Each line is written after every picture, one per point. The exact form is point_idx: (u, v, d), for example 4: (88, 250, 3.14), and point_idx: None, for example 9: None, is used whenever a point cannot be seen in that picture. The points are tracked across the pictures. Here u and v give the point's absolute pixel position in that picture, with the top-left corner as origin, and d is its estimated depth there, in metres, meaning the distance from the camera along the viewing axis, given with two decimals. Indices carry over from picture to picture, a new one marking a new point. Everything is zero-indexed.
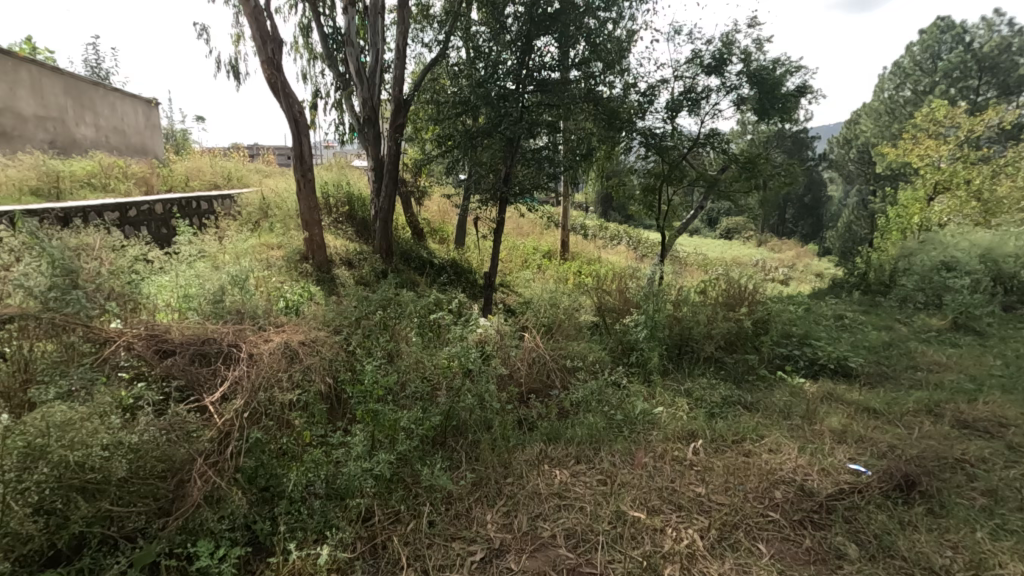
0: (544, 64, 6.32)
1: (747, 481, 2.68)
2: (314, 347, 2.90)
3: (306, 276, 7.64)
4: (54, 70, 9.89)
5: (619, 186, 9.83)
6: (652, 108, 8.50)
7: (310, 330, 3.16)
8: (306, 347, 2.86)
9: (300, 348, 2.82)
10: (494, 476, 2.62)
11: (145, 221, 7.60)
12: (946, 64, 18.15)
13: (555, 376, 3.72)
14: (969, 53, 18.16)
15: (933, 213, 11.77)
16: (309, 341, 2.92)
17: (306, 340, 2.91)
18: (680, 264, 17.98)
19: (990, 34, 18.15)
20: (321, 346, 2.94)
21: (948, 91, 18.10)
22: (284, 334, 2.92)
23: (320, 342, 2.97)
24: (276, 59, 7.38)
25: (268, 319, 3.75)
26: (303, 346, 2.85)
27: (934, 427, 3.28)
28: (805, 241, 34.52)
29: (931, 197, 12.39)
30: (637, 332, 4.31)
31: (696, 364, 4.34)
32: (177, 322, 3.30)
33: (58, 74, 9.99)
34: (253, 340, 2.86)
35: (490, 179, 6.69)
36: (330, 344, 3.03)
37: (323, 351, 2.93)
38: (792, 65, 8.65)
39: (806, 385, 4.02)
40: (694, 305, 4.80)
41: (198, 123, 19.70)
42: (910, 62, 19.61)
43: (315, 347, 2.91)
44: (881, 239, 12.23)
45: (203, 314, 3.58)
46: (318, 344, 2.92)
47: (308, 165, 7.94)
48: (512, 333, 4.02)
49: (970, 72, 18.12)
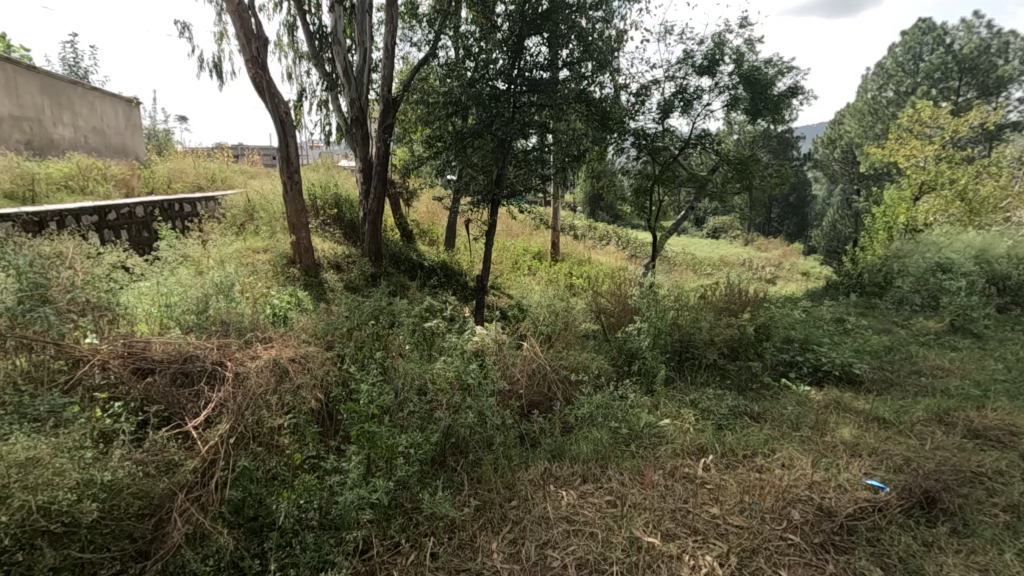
0: (536, 64, 6.18)
1: (762, 500, 2.57)
2: (307, 363, 2.71)
3: (294, 282, 7.44)
4: (30, 69, 9.57)
5: (609, 187, 9.73)
6: (644, 108, 8.42)
7: (300, 344, 3.00)
8: (298, 363, 2.67)
9: (291, 364, 2.63)
10: (498, 499, 2.48)
11: (125, 225, 7.37)
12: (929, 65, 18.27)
13: (556, 388, 3.57)
14: (950, 54, 18.31)
15: (919, 212, 11.92)
16: (302, 354, 2.73)
17: (299, 354, 2.72)
18: (669, 264, 17.97)
19: (970, 35, 18.37)
20: (314, 360, 2.75)
21: (930, 91, 18.23)
22: (273, 349, 2.72)
23: (313, 355, 2.78)
24: (261, 57, 7.17)
25: (254, 331, 3.58)
26: (296, 362, 2.67)
27: (946, 438, 3.19)
28: (790, 240, 34.76)
29: (917, 196, 12.41)
30: (638, 340, 4.16)
31: (697, 372, 4.22)
32: (157, 337, 3.13)
33: (34, 72, 9.67)
34: (241, 356, 2.68)
35: (480, 181, 6.67)
36: (324, 354, 2.86)
37: (317, 365, 2.74)
38: (784, 65, 8.57)
39: (812, 393, 3.93)
40: (693, 312, 4.70)
41: (182, 123, 19.44)
42: (892, 63, 19.79)
43: (308, 362, 2.72)
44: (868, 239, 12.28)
45: (186, 327, 3.42)
46: (310, 357, 2.73)
47: (294, 167, 7.73)
48: (511, 342, 3.88)
49: (951, 74, 18.27)
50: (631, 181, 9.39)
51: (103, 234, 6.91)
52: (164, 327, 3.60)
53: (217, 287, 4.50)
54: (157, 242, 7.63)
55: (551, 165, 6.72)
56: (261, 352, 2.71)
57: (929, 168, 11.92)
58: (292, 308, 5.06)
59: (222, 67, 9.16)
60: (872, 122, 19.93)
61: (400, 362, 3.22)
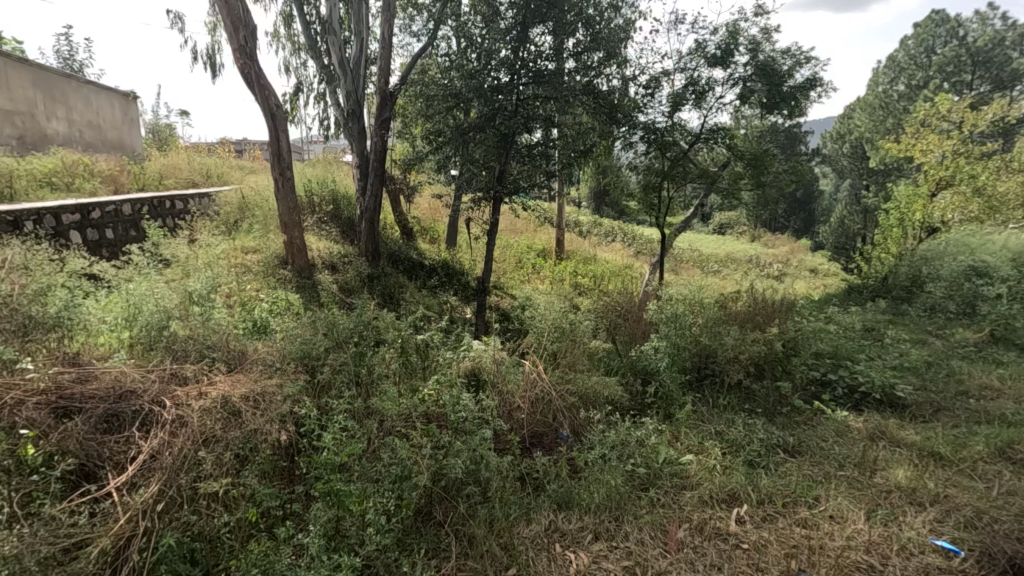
0: (541, 55, 5.70)
1: (812, 567, 2.12)
2: (266, 402, 2.24)
3: (285, 284, 7.02)
4: (21, 61, 9.17)
5: (616, 183, 9.28)
6: (653, 101, 7.96)
7: (265, 376, 2.56)
8: (255, 403, 2.21)
9: (245, 404, 2.18)
10: (492, 570, 2.05)
11: (110, 224, 6.95)
12: (941, 57, 17.55)
13: (562, 417, 3.13)
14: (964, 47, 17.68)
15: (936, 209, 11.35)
16: (260, 391, 2.27)
17: (257, 391, 2.26)
18: (676, 262, 17.51)
19: (984, 28, 17.76)
20: (277, 397, 2.29)
21: (942, 86, 17.57)
22: (226, 385, 2.26)
23: (275, 390, 2.31)
24: (250, 47, 6.73)
25: (227, 351, 3.17)
26: (252, 401, 2.21)
27: (1017, 481, 2.74)
28: (797, 236, 34.23)
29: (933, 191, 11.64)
30: (655, 359, 3.70)
31: (719, 395, 3.78)
32: (110, 363, 2.72)
33: (25, 65, 9.27)
34: (187, 395, 2.22)
35: (482, 178, 6.23)
36: (292, 386, 2.41)
37: (279, 403, 2.28)
38: (803, 55, 8.03)
39: (851, 420, 3.48)
40: (713, 324, 4.23)
41: (181, 118, 19.07)
42: (905, 56, 19.14)
43: (268, 401, 2.26)
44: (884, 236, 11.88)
45: (149, 348, 3.01)
46: (271, 394, 2.27)
47: (286, 162, 7.28)
48: (512, 361, 3.44)
49: (964, 67, 17.56)
50: (640, 177, 8.90)
51: (85, 234, 6.48)
52: (127, 345, 3.18)
53: (193, 296, 4.08)
54: (144, 242, 7.21)
55: (556, 162, 6.26)
56: (211, 387, 2.25)
57: (947, 164, 11.06)
58: (277, 318, 4.64)
59: (215, 59, 8.74)
60: (881, 116, 19.20)
61: (384, 395, 2.78)
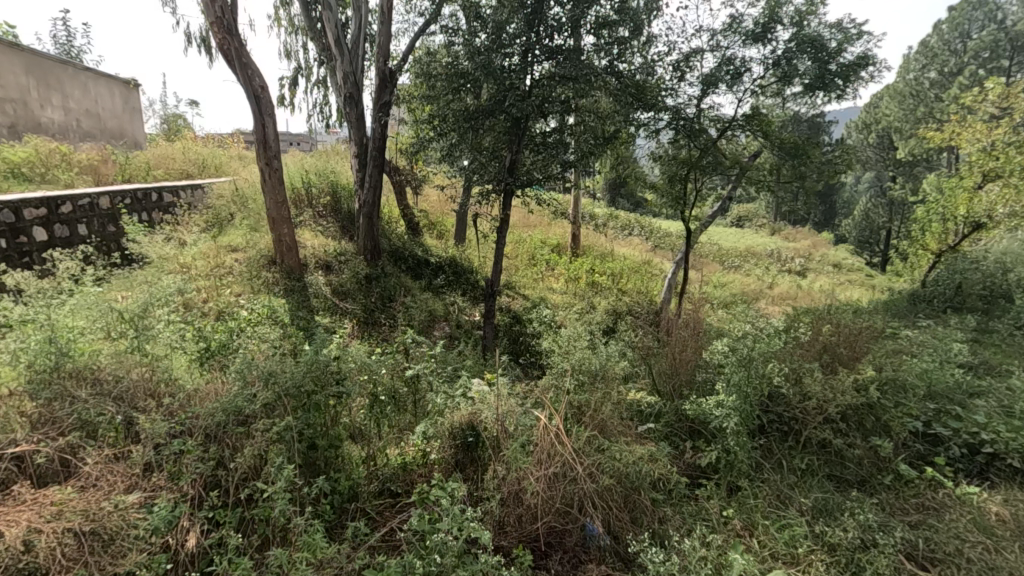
0: (558, 26, 4.72)
1: None
2: (101, 548, 1.60)
3: (273, 287, 6.17)
4: (11, 44, 8.38)
5: (635, 176, 8.19)
6: (683, 83, 6.97)
7: (142, 485, 1.86)
8: (79, 553, 1.57)
9: (57, 559, 1.53)
10: None
11: (84, 219, 5.99)
12: (977, 43, 15.66)
13: (587, 505, 2.23)
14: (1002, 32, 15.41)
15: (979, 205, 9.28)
16: (94, 527, 1.62)
17: (88, 527, 1.60)
18: (695, 257, 16.43)
19: None
20: (121, 536, 1.63)
21: (977, 74, 15.84)
22: (46, 509, 1.63)
23: (123, 520, 1.66)
24: (228, 20, 5.79)
25: (156, 408, 2.25)
26: (72, 549, 1.57)
27: None
28: (818, 229, 32.85)
29: (980, 185, 9.60)
30: (718, 415, 2.78)
31: (795, 455, 2.88)
32: None
33: (17, 48, 8.49)
34: None
35: (493, 169, 5.31)
36: (154, 507, 1.77)
37: (122, 547, 1.62)
38: (856, 29, 6.86)
39: (990, 501, 2.52)
40: (786, 357, 3.28)
41: (188, 107, 18.59)
42: (937, 41, 17.01)
43: (105, 544, 1.62)
44: (925, 235, 10.66)
45: (33, 418, 2.08)
46: (113, 531, 1.62)
47: (273, 152, 6.30)
48: (527, 419, 2.54)
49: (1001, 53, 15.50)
50: (663, 169, 7.85)
51: (52, 231, 5.49)
52: (14, 393, 2.18)
53: (141, 318, 3.23)
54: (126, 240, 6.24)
55: (574, 150, 5.34)
56: (10, 520, 1.58)
57: (996, 152, 9.12)
58: (250, 335, 3.77)
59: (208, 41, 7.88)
60: (912, 105, 17.70)
61: (318, 529, 1.85)
